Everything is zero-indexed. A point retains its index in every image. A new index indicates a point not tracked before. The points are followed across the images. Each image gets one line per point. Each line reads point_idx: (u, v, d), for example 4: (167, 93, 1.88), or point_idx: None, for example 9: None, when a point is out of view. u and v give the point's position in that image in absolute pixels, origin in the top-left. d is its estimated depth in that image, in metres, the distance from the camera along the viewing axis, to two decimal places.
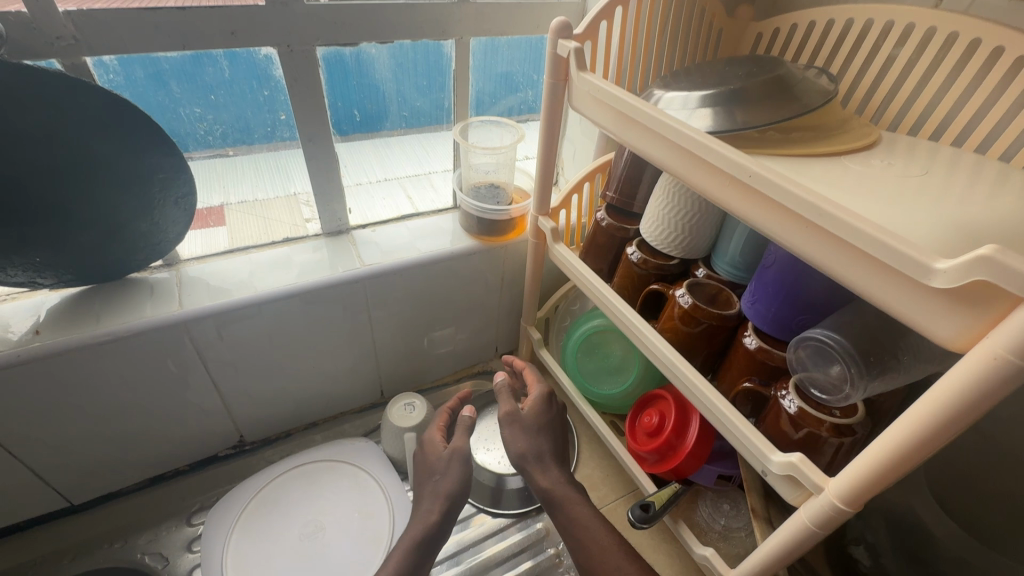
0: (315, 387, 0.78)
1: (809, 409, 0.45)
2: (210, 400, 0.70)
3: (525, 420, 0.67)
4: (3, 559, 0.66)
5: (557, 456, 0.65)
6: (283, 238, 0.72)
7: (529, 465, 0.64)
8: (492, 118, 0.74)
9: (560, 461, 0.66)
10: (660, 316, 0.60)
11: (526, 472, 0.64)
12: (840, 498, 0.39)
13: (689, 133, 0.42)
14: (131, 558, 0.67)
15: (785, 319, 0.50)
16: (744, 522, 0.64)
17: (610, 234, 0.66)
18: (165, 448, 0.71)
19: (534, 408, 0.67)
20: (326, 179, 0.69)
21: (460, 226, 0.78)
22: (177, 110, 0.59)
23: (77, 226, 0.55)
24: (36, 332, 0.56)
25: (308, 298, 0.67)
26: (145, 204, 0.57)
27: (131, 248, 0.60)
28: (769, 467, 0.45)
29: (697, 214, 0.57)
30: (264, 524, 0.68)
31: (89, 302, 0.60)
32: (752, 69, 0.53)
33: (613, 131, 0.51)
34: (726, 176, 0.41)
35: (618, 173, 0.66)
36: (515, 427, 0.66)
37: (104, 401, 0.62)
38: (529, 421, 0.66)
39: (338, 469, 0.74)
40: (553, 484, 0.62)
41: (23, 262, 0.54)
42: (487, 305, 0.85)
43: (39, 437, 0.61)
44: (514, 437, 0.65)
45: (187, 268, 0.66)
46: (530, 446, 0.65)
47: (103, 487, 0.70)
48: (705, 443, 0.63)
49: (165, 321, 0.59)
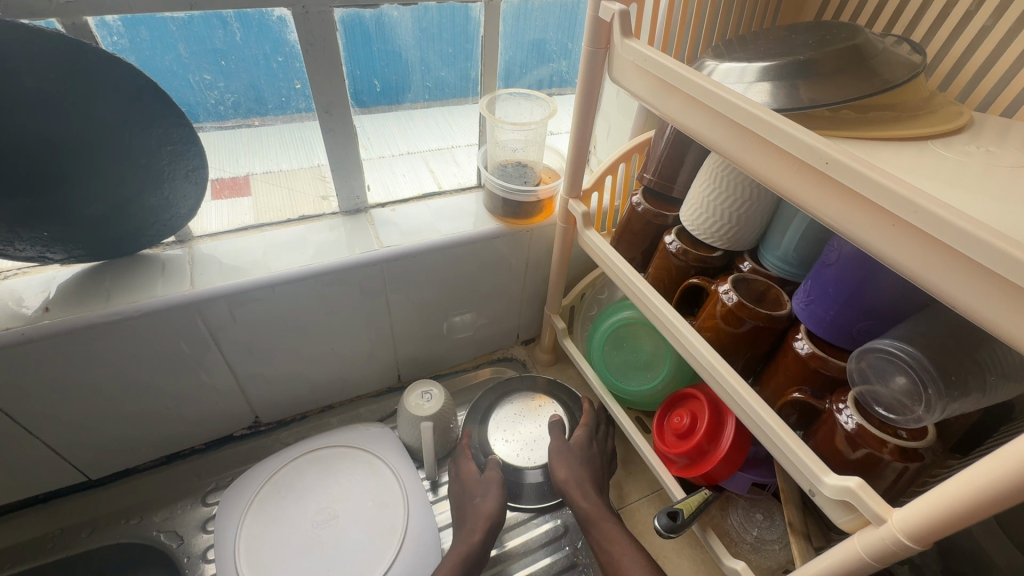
0: (331, 370, 0.76)
1: (869, 427, 0.40)
2: (225, 381, 0.68)
3: (571, 449, 0.70)
4: (24, 530, 0.66)
5: (598, 484, 0.67)
6: (299, 216, 0.69)
7: (571, 489, 0.66)
8: (524, 90, 0.68)
9: (601, 490, 0.67)
10: (699, 313, 0.55)
11: (567, 496, 0.66)
12: (906, 534, 0.34)
13: (751, 109, 0.37)
14: (147, 535, 0.67)
15: (844, 324, 0.45)
16: (778, 534, 0.60)
17: (646, 221, 0.61)
18: (181, 427, 0.70)
19: (580, 442, 0.71)
20: (344, 154, 0.65)
21: (484, 207, 0.73)
22: (187, 77, 0.55)
23: (84, 199, 0.52)
24: (47, 309, 0.54)
25: (324, 281, 0.64)
26: (154, 177, 0.54)
27: (141, 223, 0.57)
28: (819, 489, 0.40)
29: (747, 202, 0.52)
30: (278, 509, 0.67)
31: (100, 279, 0.58)
32: (822, 37, 0.46)
33: (658, 107, 0.46)
34: (794, 161, 0.35)
35: (658, 153, 0.60)
36: (561, 454, 0.69)
37: (118, 381, 0.60)
38: (575, 451, 0.69)
39: (352, 455, 0.72)
40: (594, 507, 0.64)
41: (31, 236, 0.52)
42: (509, 290, 0.81)
43: (54, 414, 0.60)
44: (558, 463, 0.68)
45: (200, 245, 0.63)
46: (573, 473, 0.67)
47: (120, 464, 0.70)
48: (741, 450, 0.59)
49: (176, 301, 0.57)
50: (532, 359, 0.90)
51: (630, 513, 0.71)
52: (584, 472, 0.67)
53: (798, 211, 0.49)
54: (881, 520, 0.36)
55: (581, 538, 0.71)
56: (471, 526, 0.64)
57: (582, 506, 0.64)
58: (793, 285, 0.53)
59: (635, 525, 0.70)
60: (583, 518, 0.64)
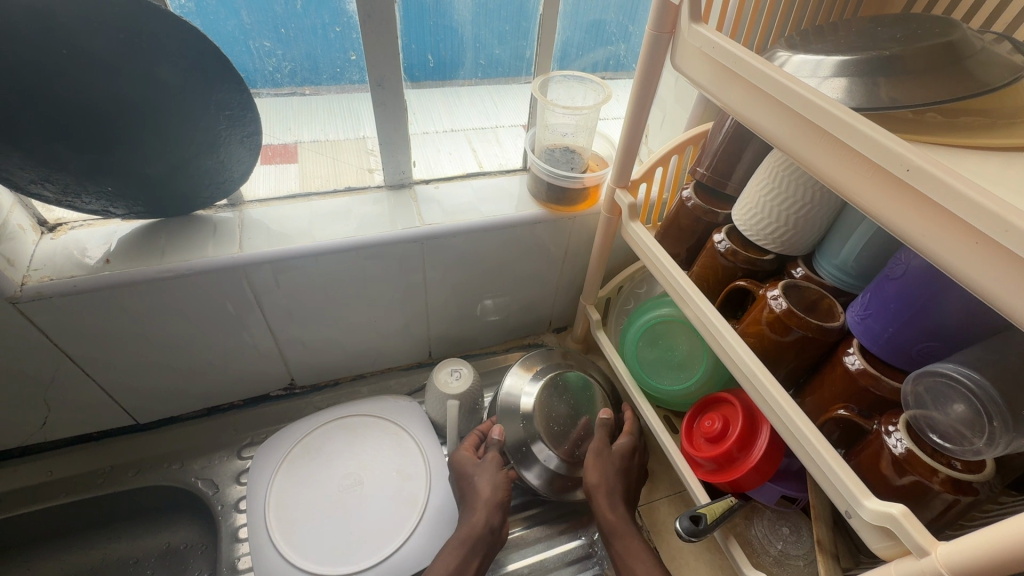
0: (365, 341, 0.77)
1: (920, 454, 0.38)
2: (264, 343, 0.70)
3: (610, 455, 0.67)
4: (78, 463, 0.71)
5: (627, 497, 0.65)
6: (345, 187, 0.70)
7: (599, 497, 0.64)
8: (578, 73, 0.66)
9: (629, 501, 0.65)
10: (743, 317, 0.53)
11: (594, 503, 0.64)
12: (950, 571, 0.32)
13: (825, 105, 0.34)
14: (187, 480, 0.71)
15: (903, 342, 0.42)
16: (804, 551, 0.58)
17: (695, 217, 0.59)
18: (221, 383, 0.73)
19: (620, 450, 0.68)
20: (393, 129, 0.65)
21: (528, 190, 0.72)
22: (247, 43, 0.56)
23: (146, 158, 0.54)
24: (107, 261, 0.57)
25: (364, 253, 0.65)
26: (210, 140, 0.56)
27: (197, 185, 0.59)
28: (858, 512, 0.39)
29: (807, 204, 0.49)
30: (306, 469, 0.69)
31: (156, 235, 0.61)
32: (913, 31, 0.42)
33: (722, 97, 0.44)
34: (869, 165, 0.33)
35: (715, 147, 0.58)
36: (598, 458, 0.66)
37: (167, 334, 0.63)
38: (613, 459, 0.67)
39: (380, 425, 0.74)
40: (619, 519, 0.63)
41: (96, 190, 0.55)
42: (546, 277, 0.80)
43: (109, 360, 0.63)
44: (594, 468, 0.65)
45: (250, 210, 0.65)
46: (606, 483, 0.64)
47: (165, 411, 0.74)
48: (772, 460, 0.57)
49: (224, 263, 0.59)
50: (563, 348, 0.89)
51: (650, 511, 0.71)
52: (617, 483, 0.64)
53: (863, 218, 0.46)
54: (924, 552, 0.34)
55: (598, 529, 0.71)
56: (475, 510, 0.62)
57: (607, 517, 0.62)
58: (849, 296, 0.50)
59: (654, 523, 0.70)
60: (605, 529, 0.63)
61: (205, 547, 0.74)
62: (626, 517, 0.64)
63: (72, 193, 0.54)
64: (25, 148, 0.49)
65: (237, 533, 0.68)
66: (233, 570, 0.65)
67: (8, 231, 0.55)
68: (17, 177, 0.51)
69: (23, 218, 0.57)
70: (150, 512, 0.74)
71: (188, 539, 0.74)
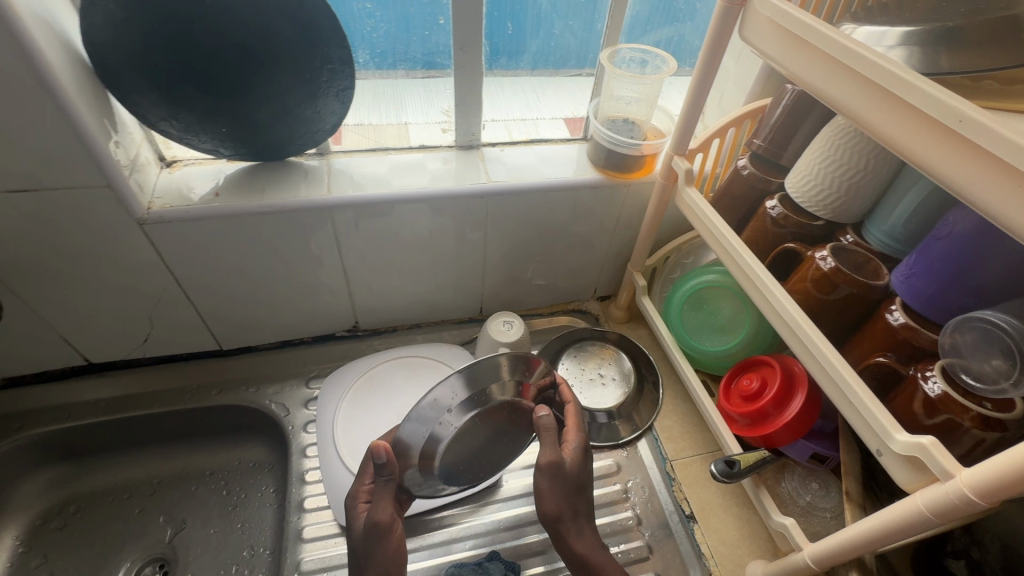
0: (424, 291, 0.84)
1: (954, 395, 0.41)
2: (337, 283, 0.77)
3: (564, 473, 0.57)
4: (168, 380, 0.80)
5: (586, 510, 0.59)
6: (419, 145, 0.76)
7: (564, 525, 0.57)
8: (645, 46, 0.70)
9: (591, 516, 0.60)
10: (790, 277, 0.56)
11: (557, 531, 0.57)
12: (972, 490, 0.36)
13: (889, 67, 0.38)
14: (262, 402, 0.80)
15: (945, 299, 0.45)
16: (832, 504, 0.62)
17: (749, 185, 0.62)
18: (295, 319, 0.81)
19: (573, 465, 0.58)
20: (468, 91, 0.70)
21: (587, 157, 0.77)
22: (352, 5, 0.63)
23: (257, 104, 0.61)
24: (216, 194, 0.65)
25: (435, 205, 0.71)
26: (311, 90, 0.62)
27: (294, 133, 0.66)
28: (888, 446, 0.42)
29: (861, 173, 0.53)
30: (369, 398, 0.78)
31: (256, 176, 0.68)
32: (979, 6, 0.45)
33: (790, 66, 0.48)
34: (926, 120, 0.37)
35: (772, 120, 0.61)
36: (552, 484, 0.56)
37: (257, 266, 0.71)
38: (570, 478, 0.57)
39: (436, 366, 0.81)
40: (592, 551, 0.57)
41: (212, 131, 0.62)
42: (597, 243, 0.84)
43: (205, 286, 0.71)
44: (552, 493, 0.56)
45: (336, 159, 0.72)
46: (567, 507, 0.57)
47: (245, 340, 0.82)
48: (805, 420, 0.61)
49: (313, 203, 0.66)
50: (606, 315, 0.93)
51: (682, 466, 0.75)
52: (574, 501, 0.57)
53: (913, 185, 0.49)
54: (949, 476, 0.38)
55: (632, 479, 0.75)
56: None
57: (578, 552, 0.57)
58: (895, 261, 0.53)
59: (686, 477, 0.74)
60: (578, 562, 0.57)
61: (272, 465, 0.82)
62: (594, 540, 0.59)
63: (191, 132, 0.61)
64: (162, 86, 0.56)
65: (304, 450, 0.75)
66: (300, 481, 0.73)
67: (139, 161, 0.63)
68: (151, 114, 0.58)
69: (149, 152, 0.66)
70: (226, 429, 0.83)
71: (257, 457, 0.83)
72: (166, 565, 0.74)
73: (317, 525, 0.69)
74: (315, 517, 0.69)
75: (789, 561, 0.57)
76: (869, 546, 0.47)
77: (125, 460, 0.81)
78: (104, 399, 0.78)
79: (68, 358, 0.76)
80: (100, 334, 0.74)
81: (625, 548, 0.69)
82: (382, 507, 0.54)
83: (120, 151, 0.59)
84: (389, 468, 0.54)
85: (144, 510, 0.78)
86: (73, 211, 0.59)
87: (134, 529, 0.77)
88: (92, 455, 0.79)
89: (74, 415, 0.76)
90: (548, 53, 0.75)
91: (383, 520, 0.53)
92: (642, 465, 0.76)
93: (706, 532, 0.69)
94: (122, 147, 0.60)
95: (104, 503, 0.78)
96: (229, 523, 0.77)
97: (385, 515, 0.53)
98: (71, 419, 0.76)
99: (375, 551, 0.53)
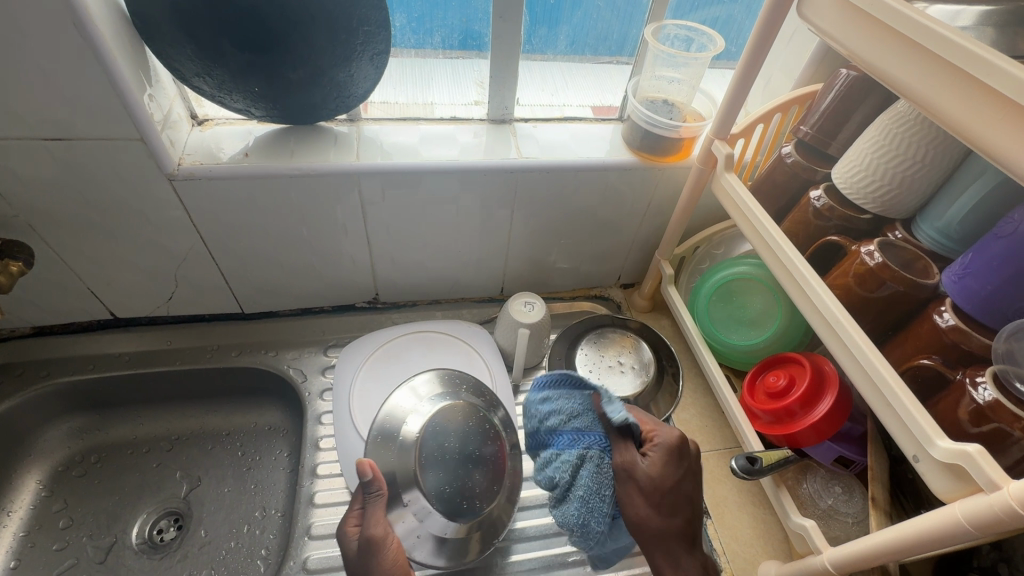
0: (447, 267, 0.83)
1: (1006, 403, 0.39)
2: (361, 254, 0.77)
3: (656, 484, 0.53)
4: (189, 339, 0.81)
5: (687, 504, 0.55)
6: (450, 117, 0.75)
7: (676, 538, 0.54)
8: (692, 23, 0.68)
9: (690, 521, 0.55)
10: (831, 271, 0.54)
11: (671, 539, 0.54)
12: (1018, 503, 0.34)
13: (970, 48, 0.35)
14: (280, 366, 0.81)
15: (1003, 300, 0.43)
16: (854, 510, 0.61)
17: (793, 174, 0.60)
18: (318, 287, 0.81)
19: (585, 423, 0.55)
20: (504, 62, 0.69)
21: (622, 138, 0.75)
22: None
23: (290, 63, 0.59)
24: (246, 154, 0.64)
25: (463, 177, 0.69)
26: (347, 53, 0.61)
27: (327, 97, 0.65)
28: (928, 452, 0.40)
29: (917, 164, 0.50)
30: (386, 371, 0.78)
31: (285, 140, 0.68)
32: None
33: (854, 48, 0.45)
34: (1010, 108, 0.34)
35: (822, 107, 0.58)
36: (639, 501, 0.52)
37: (282, 231, 0.71)
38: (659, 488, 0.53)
39: (454, 343, 0.81)
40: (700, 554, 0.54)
41: (245, 91, 0.61)
42: (625, 229, 0.82)
43: (231, 248, 0.72)
44: (629, 501, 0.52)
45: (366, 127, 0.72)
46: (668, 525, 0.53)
47: (267, 305, 0.83)
48: (833, 423, 0.58)
49: (343, 168, 0.65)
50: (629, 303, 0.92)
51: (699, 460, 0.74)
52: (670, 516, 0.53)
53: (973, 181, 0.47)
54: (996, 487, 0.36)
55: None
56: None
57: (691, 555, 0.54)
58: (947, 261, 0.50)
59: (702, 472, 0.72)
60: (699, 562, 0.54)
61: (286, 430, 0.83)
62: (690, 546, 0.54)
63: (224, 90, 0.61)
64: (199, 42, 0.55)
65: (320, 417, 0.76)
66: (314, 447, 0.73)
67: (172, 118, 0.63)
68: (186, 69, 0.58)
69: (182, 108, 0.66)
70: (243, 392, 0.84)
71: (272, 422, 0.83)
72: (181, 520, 0.75)
73: (329, 491, 0.69)
74: (328, 483, 0.70)
75: (806, 563, 0.55)
76: (895, 555, 0.45)
77: (144, 414, 0.82)
78: (128, 354, 0.79)
79: (95, 311, 0.77)
80: (126, 289, 0.75)
81: None
82: (375, 521, 0.55)
83: (154, 105, 0.59)
84: (380, 488, 0.56)
85: (161, 465, 0.79)
86: (106, 162, 0.59)
87: (151, 483, 0.78)
88: (113, 407, 0.81)
89: (99, 367, 0.77)
90: (588, 27, 0.73)
91: (379, 531, 0.54)
92: None
93: (719, 529, 0.68)
94: (156, 102, 0.60)
95: (124, 454, 0.79)
96: (242, 484, 0.78)
97: (379, 527, 0.54)
98: (95, 370, 0.77)
99: (376, 563, 0.52)
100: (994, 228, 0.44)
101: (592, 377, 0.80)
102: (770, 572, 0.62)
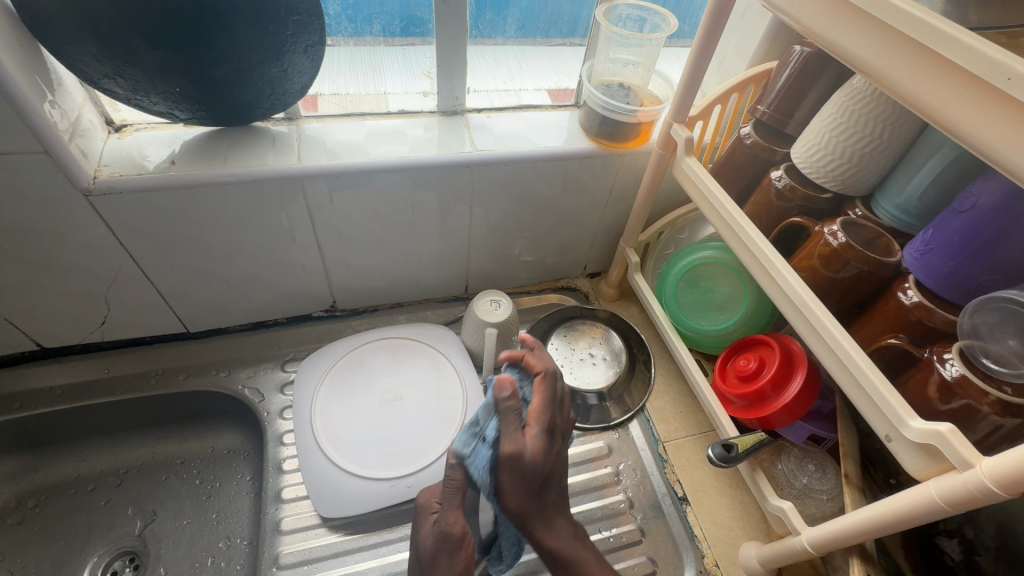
0: (407, 268, 0.79)
1: (972, 378, 0.40)
2: (313, 261, 0.72)
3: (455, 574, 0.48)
4: (129, 364, 0.75)
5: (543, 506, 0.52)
6: (398, 110, 0.71)
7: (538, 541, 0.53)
8: (643, 3, 0.66)
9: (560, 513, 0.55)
10: (795, 253, 0.54)
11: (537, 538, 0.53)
12: (993, 481, 0.34)
13: (928, 19, 0.34)
14: (234, 387, 0.76)
15: (962, 276, 0.43)
16: (828, 486, 0.62)
17: (753, 155, 0.59)
18: (270, 299, 0.76)
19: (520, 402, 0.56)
20: (451, 49, 0.65)
21: (579, 125, 0.72)
22: None
23: (213, 59, 0.54)
24: (172, 162, 0.59)
25: (415, 174, 0.65)
26: (278, 46, 0.56)
27: (261, 94, 0.60)
28: (900, 433, 0.40)
29: (874, 140, 0.50)
30: (349, 383, 0.74)
31: (217, 144, 0.62)
32: None
33: (807, 22, 0.44)
34: (972, 80, 0.33)
35: (778, 85, 0.57)
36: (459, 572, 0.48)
37: (222, 242, 0.65)
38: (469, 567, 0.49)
39: (421, 349, 0.78)
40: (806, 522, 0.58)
41: (165, 92, 0.55)
42: (589, 218, 0.80)
43: (168, 265, 0.66)
44: (510, 491, 0.50)
45: (307, 125, 0.67)
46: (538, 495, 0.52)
47: (215, 322, 0.77)
48: (805, 402, 0.58)
49: (285, 172, 0.60)
50: (596, 292, 0.90)
51: (675, 447, 0.73)
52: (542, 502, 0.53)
53: (930, 157, 0.47)
54: (968, 466, 0.35)
55: (624, 461, 0.73)
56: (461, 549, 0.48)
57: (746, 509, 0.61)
58: (906, 237, 0.51)
59: (679, 459, 0.72)
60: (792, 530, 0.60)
61: (246, 453, 0.78)
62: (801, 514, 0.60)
63: (141, 92, 0.54)
64: (105, 39, 0.49)
65: (282, 438, 0.72)
66: (278, 470, 0.69)
67: (81, 125, 0.57)
68: (92, 70, 0.52)
69: (93, 115, 0.59)
70: (196, 416, 0.78)
71: (231, 445, 0.78)
72: (137, 559, 0.70)
73: (297, 516, 0.65)
74: (294, 508, 0.66)
75: (785, 545, 0.56)
76: (869, 534, 0.45)
77: (85, 449, 0.75)
78: (60, 387, 0.72)
79: (18, 343, 0.70)
80: (51, 318, 0.68)
81: (617, 532, 0.68)
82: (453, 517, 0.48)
83: (58, 113, 0.52)
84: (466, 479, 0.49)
85: (110, 502, 0.73)
86: (10, 182, 0.53)
87: (100, 522, 0.72)
88: (49, 445, 0.74)
89: (28, 405, 0.71)
90: (538, 9, 0.70)
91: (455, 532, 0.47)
92: (633, 446, 0.74)
93: (699, 515, 0.68)
94: (60, 109, 0.53)
95: (68, 495, 0.73)
96: (202, 514, 0.73)
97: (455, 526, 0.48)
98: (23, 409, 0.70)
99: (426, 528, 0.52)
100: (959, 197, 0.44)
101: (564, 372, 0.79)
102: (750, 554, 0.62)
